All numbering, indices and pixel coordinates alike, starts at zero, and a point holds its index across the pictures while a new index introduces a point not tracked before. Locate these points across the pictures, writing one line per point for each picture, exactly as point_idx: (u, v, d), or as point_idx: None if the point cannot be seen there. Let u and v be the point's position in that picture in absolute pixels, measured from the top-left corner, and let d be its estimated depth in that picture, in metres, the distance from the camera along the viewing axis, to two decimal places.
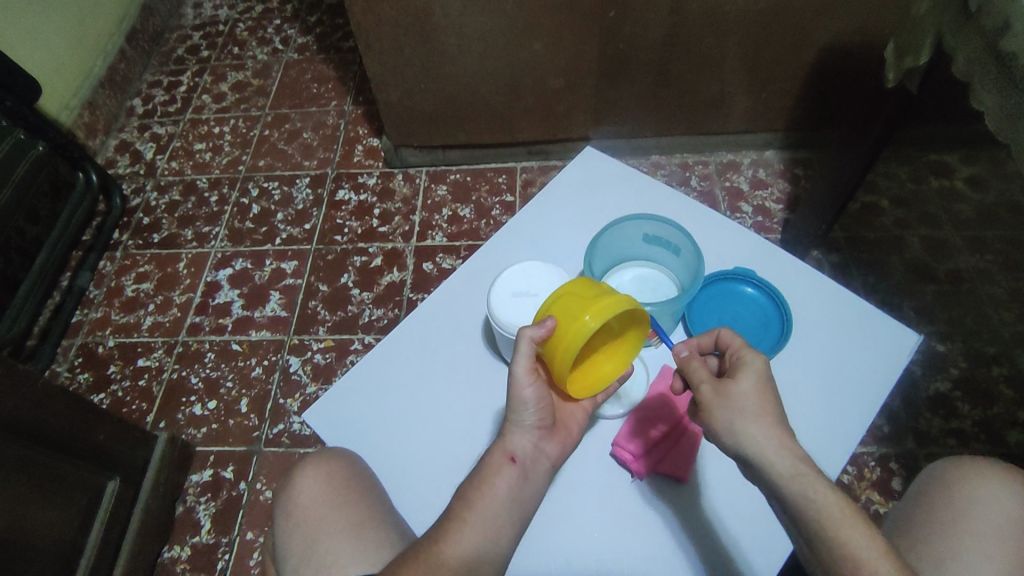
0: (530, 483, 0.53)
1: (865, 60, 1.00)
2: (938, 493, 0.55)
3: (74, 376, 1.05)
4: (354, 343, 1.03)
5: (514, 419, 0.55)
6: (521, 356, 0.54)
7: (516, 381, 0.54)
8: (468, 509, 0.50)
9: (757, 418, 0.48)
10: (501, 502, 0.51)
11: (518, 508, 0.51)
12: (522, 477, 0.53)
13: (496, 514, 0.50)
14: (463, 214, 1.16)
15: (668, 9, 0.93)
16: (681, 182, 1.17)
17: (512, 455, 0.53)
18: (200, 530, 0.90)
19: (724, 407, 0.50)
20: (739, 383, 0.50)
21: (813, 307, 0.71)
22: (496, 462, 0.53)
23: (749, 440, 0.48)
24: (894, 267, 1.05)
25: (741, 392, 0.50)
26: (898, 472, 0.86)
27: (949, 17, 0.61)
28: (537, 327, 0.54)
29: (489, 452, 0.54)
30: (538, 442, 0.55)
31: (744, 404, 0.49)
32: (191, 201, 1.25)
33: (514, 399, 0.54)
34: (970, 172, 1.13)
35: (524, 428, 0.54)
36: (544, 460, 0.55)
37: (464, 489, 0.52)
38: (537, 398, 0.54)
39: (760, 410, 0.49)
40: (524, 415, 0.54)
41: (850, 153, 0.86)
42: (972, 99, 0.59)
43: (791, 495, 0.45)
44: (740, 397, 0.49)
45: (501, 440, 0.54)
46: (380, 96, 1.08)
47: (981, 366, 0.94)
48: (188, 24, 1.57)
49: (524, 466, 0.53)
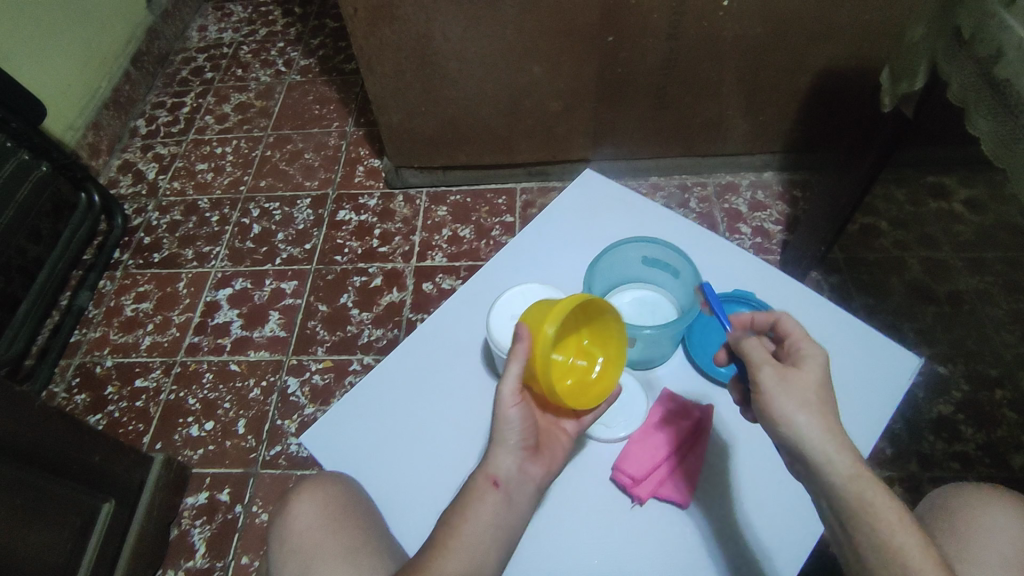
0: (512, 507, 0.53)
1: (861, 85, 1.01)
2: (944, 517, 0.54)
3: (71, 397, 1.05)
4: (353, 363, 1.03)
5: (497, 439, 0.55)
6: (506, 385, 0.55)
7: (501, 403, 0.55)
8: (450, 536, 0.51)
9: (825, 409, 0.47)
10: (483, 529, 0.51)
11: (500, 534, 0.52)
12: (504, 501, 0.53)
13: (478, 543, 0.51)
14: (463, 234, 1.17)
15: (666, 34, 0.94)
16: (680, 204, 1.18)
17: (494, 478, 0.53)
18: (195, 553, 0.89)
19: (794, 393, 0.47)
20: (809, 369, 0.48)
21: (813, 330, 0.71)
22: (479, 486, 0.53)
23: (819, 433, 0.46)
24: (894, 289, 1.05)
25: (814, 380, 0.48)
26: (901, 496, 0.85)
27: (944, 44, 0.62)
28: (521, 343, 0.54)
29: (473, 475, 0.54)
30: (521, 464, 0.55)
31: (815, 392, 0.47)
32: (192, 220, 1.25)
33: (500, 418, 0.55)
34: (968, 195, 1.13)
35: (507, 448, 0.55)
36: (529, 481, 0.55)
37: (447, 518, 0.53)
38: (522, 417, 0.56)
39: (829, 402, 0.47)
40: (507, 437, 0.55)
41: (848, 176, 0.87)
42: (967, 125, 0.60)
43: (852, 498, 0.44)
44: (802, 389, 0.47)
45: (485, 462, 0.55)
46: (382, 118, 1.09)
47: (984, 389, 0.93)
48: (193, 47, 1.59)
49: (506, 488, 0.54)
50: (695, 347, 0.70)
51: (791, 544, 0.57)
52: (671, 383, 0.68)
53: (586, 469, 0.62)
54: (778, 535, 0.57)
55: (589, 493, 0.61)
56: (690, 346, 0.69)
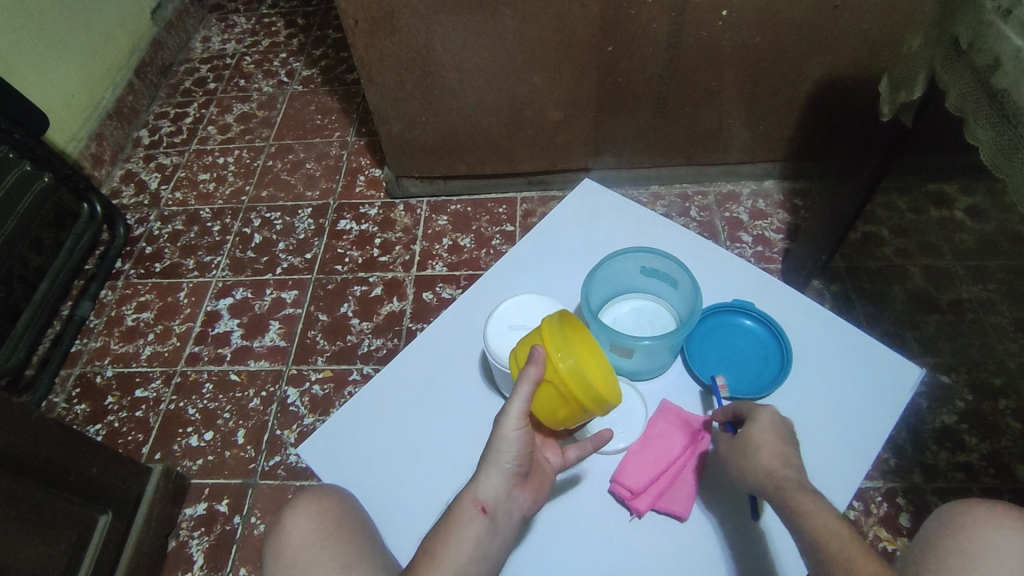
0: (497, 534, 0.52)
1: (861, 94, 1.01)
2: (953, 541, 0.52)
3: (71, 407, 1.05)
4: (353, 373, 1.03)
5: (490, 460, 0.53)
6: (513, 421, 0.52)
7: (504, 427, 0.52)
8: (431, 563, 0.50)
9: (777, 448, 0.55)
10: (466, 556, 0.50)
11: (483, 561, 0.51)
12: (490, 528, 0.52)
13: (460, 569, 0.50)
14: (463, 244, 1.17)
15: (665, 43, 0.94)
16: (680, 213, 1.17)
17: (484, 505, 0.51)
18: (193, 565, 0.88)
19: (746, 439, 0.56)
20: (750, 440, 0.56)
21: (814, 339, 0.70)
22: (465, 511, 0.51)
23: (766, 468, 0.54)
24: (896, 297, 1.04)
25: (765, 423, 0.56)
26: (905, 508, 0.84)
27: (942, 54, 0.62)
28: (535, 365, 0.52)
29: (460, 498, 0.52)
30: (511, 489, 0.53)
31: (766, 434, 0.55)
32: (194, 230, 1.26)
33: (498, 439, 0.52)
34: (970, 203, 1.13)
35: (499, 472, 0.52)
36: (517, 509, 0.54)
37: (430, 539, 0.52)
38: (524, 442, 0.53)
39: (780, 443, 0.55)
40: (501, 461, 0.52)
41: (849, 184, 0.86)
42: (967, 134, 0.59)
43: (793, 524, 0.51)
44: (745, 457, 0.55)
45: (472, 485, 0.52)
46: (383, 128, 1.10)
47: (987, 399, 0.92)
48: (196, 58, 1.60)
49: (494, 515, 0.52)
50: (693, 357, 0.70)
51: (791, 563, 0.56)
52: (670, 394, 0.68)
53: (583, 484, 0.62)
54: (778, 553, 0.56)
55: (586, 507, 0.60)
56: (688, 356, 0.69)
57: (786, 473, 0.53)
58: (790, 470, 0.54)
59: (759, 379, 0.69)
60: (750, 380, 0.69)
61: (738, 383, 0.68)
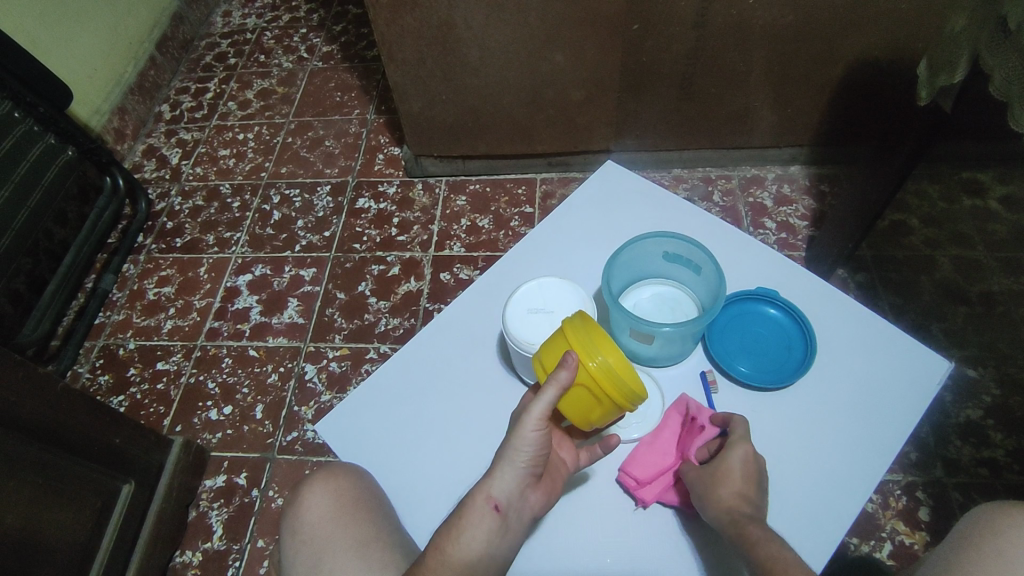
0: (509, 534, 0.51)
1: (896, 77, 0.97)
2: (986, 543, 0.50)
3: (95, 377, 1.07)
4: (370, 352, 1.03)
5: (506, 458, 0.52)
6: (538, 425, 0.51)
7: (524, 426, 0.51)
8: (440, 556, 0.50)
9: (742, 483, 0.55)
10: (478, 553, 0.50)
11: (492, 559, 0.50)
12: (500, 526, 0.51)
13: (470, 565, 0.49)
14: (482, 224, 1.16)
15: (693, 22, 0.91)
16: (703, 197, 1.15)
17: (497, 503, 0.50)
18: (212, 536, 0.90)
19: (718, 467, 0.56)
20: (723, 467, 0.56)
21: (838, 328, 0.69)
22: (478, 508, 0.50)
23: (725, 499, 0.54)
24: (923, 288, 1.02)
25: (739, 457, 0.56)
26: (925, 502, 0.83)
27: (986, 35, 0.59)
28: (566, 369, 0.51)
29: (473, 494, 0.51)
30: (523, 490, 0.52)
31: (736, 468, 0.56)
32: (214, 206, 1.27)
33: (517, 438, 0.51)
34: (1005, 191, 1.09)
35: (514, 471, 0.51)
36: (527, 508, 0.53)
37: (441, 531, 0.51)
38: (544, 443, 0.52)
39: (749, 481, 0.55)
40: (518, 460, 0.51)
41: (880, 170, 0.84)
42: (1012, 119, 0.57)
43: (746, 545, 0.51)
44: (710, 478, 0.56)
45: (486, 482, 0.51)
46: (402, 106, 1.09)
47: (1014, 394, 0.90)
48: (217, 32, 1.60)
49: (505, 514, 0.51)
50: (715, 345, 0.69)
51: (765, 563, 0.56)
52: (689, 387, 0.67)
53: (600, 472, 0.61)
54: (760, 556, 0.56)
55: (603, 496, 0.60)
56: (710, 344, 0.68)
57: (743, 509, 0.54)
58: (748, 507, 0.54)
59: (782, 368, 0.67)
60: (773, 369, 0.68)
61: (760, 372, 0.67)
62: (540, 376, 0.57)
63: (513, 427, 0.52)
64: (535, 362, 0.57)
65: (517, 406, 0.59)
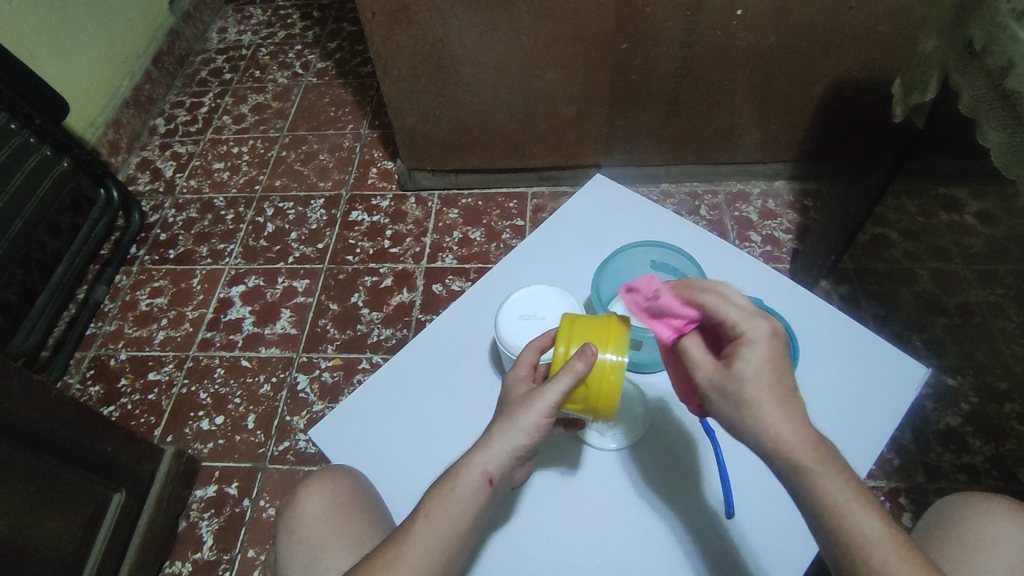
0: (491, 505, 0.52)
1: (875, 95, 1.01)
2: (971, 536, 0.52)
3: (86, 388, 1.06)
4: (362, 362, 1.04)
5: (507, 437, 0.52)
6: (545, 409, 0.51)
7: (532, 408, 0.51)
8: (428, 522, 0.50)
9: (779, 399, 0.43)
10: (466, 520, 0.50)
11: (474, 529, 0.51)
12: (488, 498, 0.51)
13: (457, 533, 0.50)
14: (474, 237, 1.18)
15: (679, 42, 0.95)
16: (690, 211, 1.18)
17: (492, 478, 0.51)
18: (202, 546, 0.90)
19: (740, 389, 0.43)
20: (740, 370, 0.44)
21: (821, 334, 0.71)
22: (472, 479, 0.51)
23: (774, 425, 0.42)
24: (903, 299, 1.04)
25: (756, 364, 0.44)
26: (908, 508, 0.85)
27: (955, 56, 0.62)
28: (584, 361, 0.51)
29: (469, 463, 0.51)
30: (513, 466, 0.53)
31: (760, 382, 0.43)
32: (208, 218, 1.28)
33: (522, 420, 0.51)
34: (981, 208, 1.12)
35: (514, 450, 0.52)
36: (507, 483, 0.55)
37: (429, 497, 0.51)
38: (545, 429, 0.53)
39: (769, 376, 0.43)
40: (518, 441, 0.51)
41: (859, 185, 0.87)
42: (979, 135, 0.60)
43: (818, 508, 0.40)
44: (736, 388, 0.43)
45: (483, 455, 0.52)
46: (396, 120, 1.11)
47: (993, 402, 0.93)
48: (213, 48, 1.62)
49: (493, 488, 0.52)
50: None
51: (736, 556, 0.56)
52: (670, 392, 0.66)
53: (578, 467, 0.62)
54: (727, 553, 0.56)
55: (579, 490, 0.61)
56: None
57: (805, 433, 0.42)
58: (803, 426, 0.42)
59: None
60: None
61: None
62: (558, 339, 0.55)
63: (519, 407, 0.52)
64: (562, 326, 0.56)
65: (512, 367, 0.57)
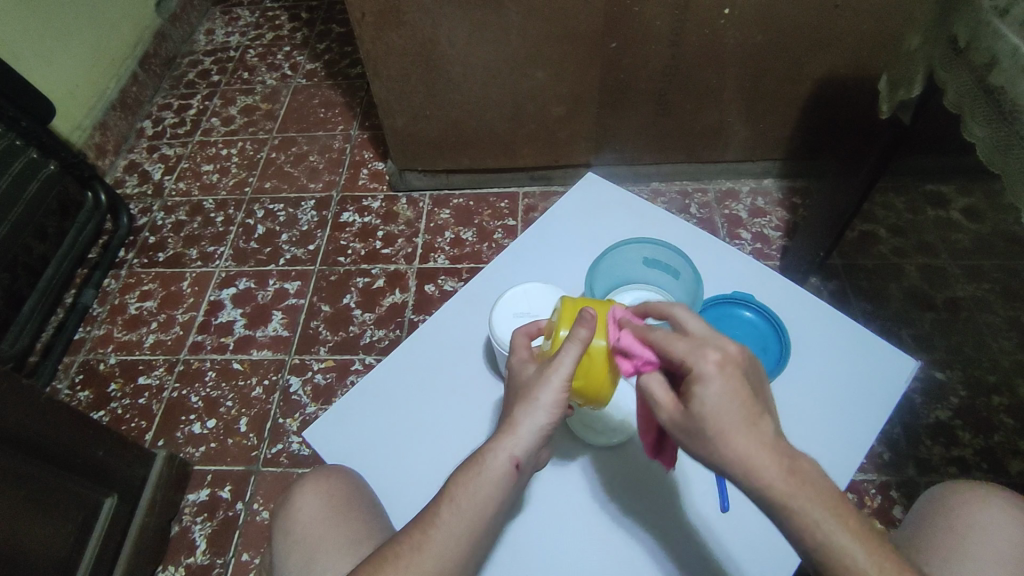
0: (518, 486, 0.51)
1: (861, 93, 1.02)
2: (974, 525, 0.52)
3: (74, 393, 1.05)
4: (355, 363, 1.04)
5: (529, 417, 0.50)
6: (557, 383, 0.50)
7: (546, 385, 0.50)
8: (452, 507, 0.49)
9: (740, 433, 0.41)
10: (492, 504, 0.49)
11: (500, 511, 0.50)
12: (514, 483, 0.50)
13: (482, 517, 0.49)
14: (465, 237, 1.18)
15: (669, 40, 0.95)
16: (681, 209, 1.19)
17: (519, 462, 0.50)
18: (195, 550, 0.89)
19: (702, 430, 0.42)
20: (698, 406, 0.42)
21: (812, 330, 0.72)
22: (499, 464, 0.49)
23: (746, 459, 0.40)
24: (892, 295, 1.06)
25: (709, 402, 0.41)
26: (898, 500, 0.86)
27: (939, 53, 0.63)
28: (586, 326, 0.50)
29: (495, 448, 0.50)
30: (540, 446, 0.52)
31: (718, 417, 0.41)
32: (197, 221, 1.27)
33: (542, 399, 0.50)
34: (966, 204, 1.14)
35: (539, 432, 0.50)
36: (533, 465, 0.53)
37: (453, 480, 0.50)
38: (565, 406, 0.51)
39: (727, 413, 0.41)
40: (541, 420, 0.50)
41: (846, 183, 0.88)
42: (964, 130, 0.61)
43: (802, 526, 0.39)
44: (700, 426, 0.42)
45: (508, 438, 0.50)
46: (387, 120, 1.10)
47: (981, 395, 0.94)
48: (200, 50, 1.61)
49: (520, 472, 0.50)
50: None
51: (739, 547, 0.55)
52: None
53: (578, 463, 0.61)
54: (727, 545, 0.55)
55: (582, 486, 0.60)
56: None
57: (776, 462, 0.40)
58: (775, 457, 0.40)
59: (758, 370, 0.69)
60: None
61: None
62: (561, 317, 0.54)
63: (536, 385, 0.50)
64: (563, 309, 0.55)
65: (513, 354, 0.57)
